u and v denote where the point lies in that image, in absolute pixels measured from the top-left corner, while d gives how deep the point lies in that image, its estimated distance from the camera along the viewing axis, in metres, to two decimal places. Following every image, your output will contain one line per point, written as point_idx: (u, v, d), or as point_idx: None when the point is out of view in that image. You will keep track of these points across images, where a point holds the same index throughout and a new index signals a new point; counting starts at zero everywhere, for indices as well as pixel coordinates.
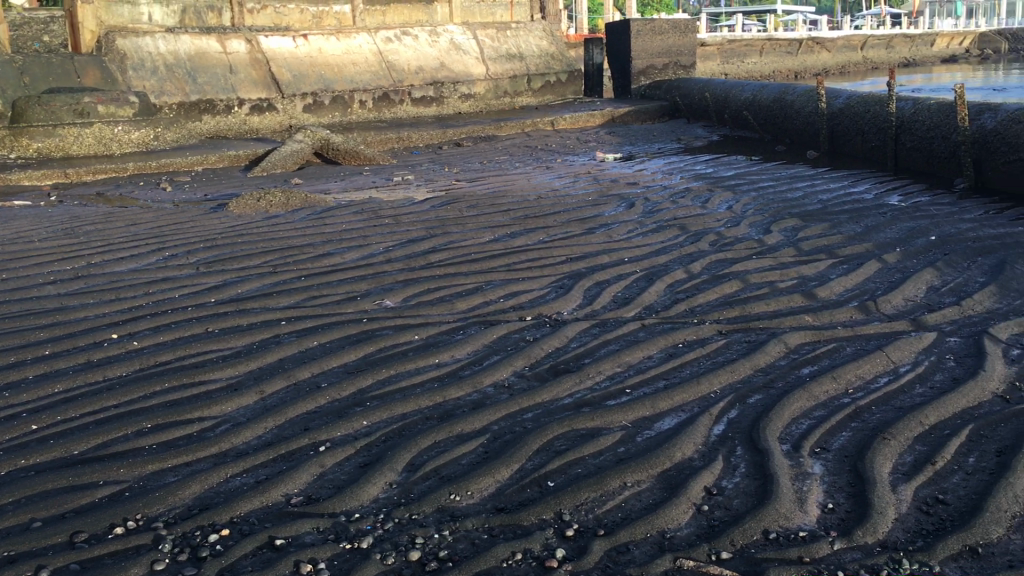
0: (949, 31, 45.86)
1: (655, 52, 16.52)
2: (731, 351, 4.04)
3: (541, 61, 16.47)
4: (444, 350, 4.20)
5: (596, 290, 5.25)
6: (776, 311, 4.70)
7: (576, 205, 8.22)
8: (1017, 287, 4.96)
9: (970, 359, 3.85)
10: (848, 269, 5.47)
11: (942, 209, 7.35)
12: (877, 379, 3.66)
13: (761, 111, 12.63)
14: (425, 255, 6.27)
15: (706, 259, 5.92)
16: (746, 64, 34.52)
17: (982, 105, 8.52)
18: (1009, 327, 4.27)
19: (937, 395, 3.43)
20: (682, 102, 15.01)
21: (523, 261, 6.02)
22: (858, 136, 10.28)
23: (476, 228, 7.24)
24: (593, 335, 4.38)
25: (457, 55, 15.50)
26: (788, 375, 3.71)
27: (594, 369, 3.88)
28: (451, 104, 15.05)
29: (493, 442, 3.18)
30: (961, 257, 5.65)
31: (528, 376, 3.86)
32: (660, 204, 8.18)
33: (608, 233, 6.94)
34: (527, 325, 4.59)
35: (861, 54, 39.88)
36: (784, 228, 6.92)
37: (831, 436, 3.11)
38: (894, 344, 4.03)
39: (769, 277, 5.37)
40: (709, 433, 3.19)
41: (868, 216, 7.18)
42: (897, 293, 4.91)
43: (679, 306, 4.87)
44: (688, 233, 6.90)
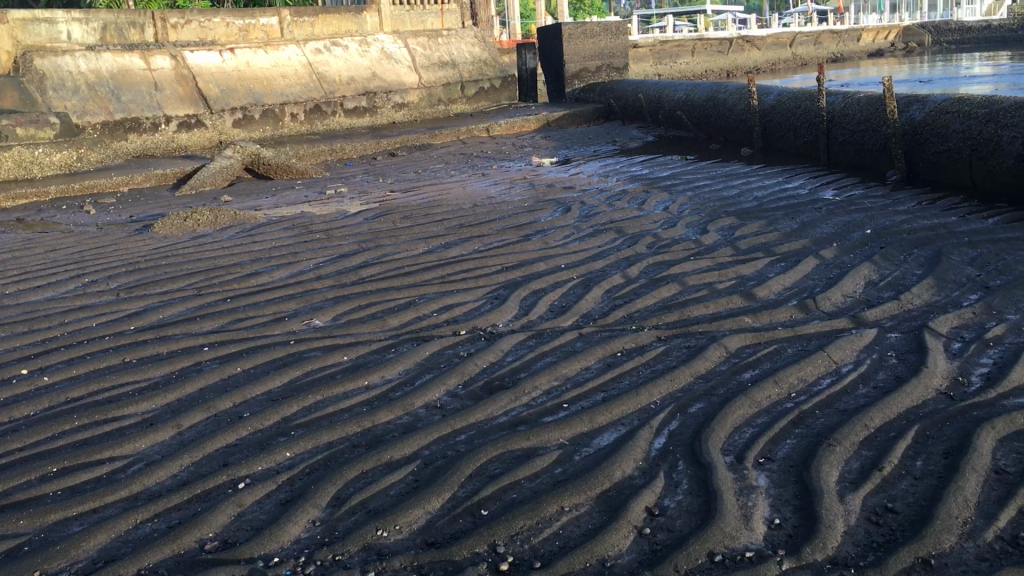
0: (874, 25, 46.92)
1: (587, 55, 16.50)
2: (671, 358, 3.92)
3: (473, 68, 16.33)
4: (374, 371, 4.00)
5: (533, 299, 5.10)
6: (716, 313, 4.59)
7: (512, 212, 8.07)
8: (954, 278, 4.93)
9: (911, 355, 3.78)
10: (787, 267, 5.41)
11: (875, 202, 7.37)
12: (820, 381, 3.56)
13: (694, 110, 12.66)
14: (357, 271, 6.05)
15: (644, 262, 5.81)
16: (678, 65, 34.86)
17: (909, 96, 8.60)
18: (948, 320, 4.22)
19: (881, 395, 3.34)
20: (616, 104, 15.00)
21: (459, 272, 5.84)
22: (791, 132, 10.32)
23: (411, 240, 7.05)
24: (530, 347, 4.22)
25: (388, 64, 15.27)
26: (729, 382, 3.59)
27: (531, 384, 3.71)
28: (385, 114, 14.83)
29: (424, 468, 3.00)
30: (897, 250, 5.62)
31: (462, 395, 3.68)
32: (597, 207, 8.07)
33: (545, 240, 6.80)
34: (461, 339, 4.42)
35: (790, 51, 40.56)
36: (721, 228, 6.85)
37: (775, 445, 2.99)
38: (835, 343, 3.94)
39: (707, 279, 5.27)
40: (649, 447, 3.05)
41: (804, 212, 7.16)
42: (836, 289, 4.84)
43: (617, 312, 4.73)
44: (626, 236, 6.78)
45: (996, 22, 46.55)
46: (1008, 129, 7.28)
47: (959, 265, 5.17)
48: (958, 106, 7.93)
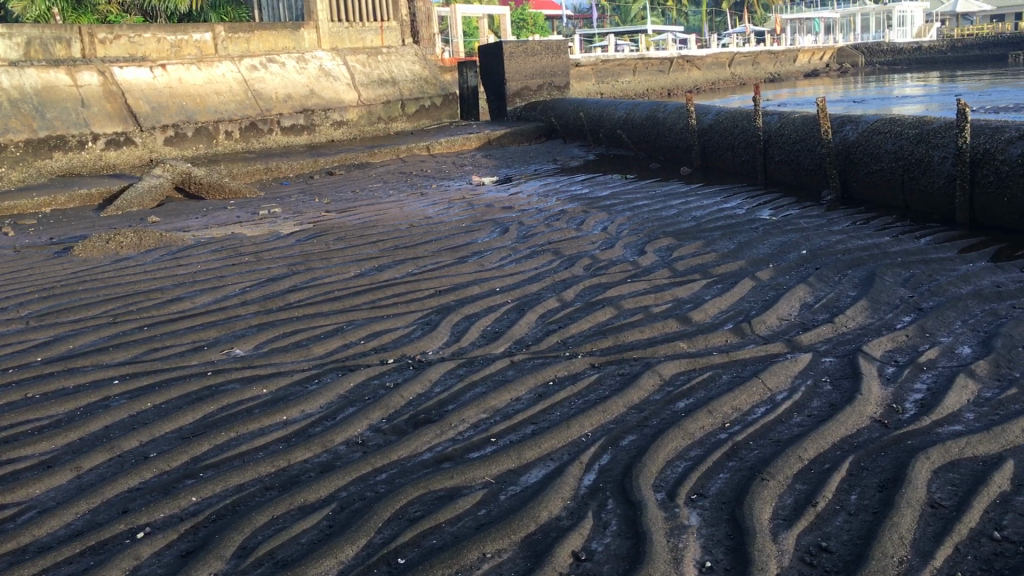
0: (810, 45, 47.96)
1: (528, 73, 16.47)
2: (603, 387, 3.79)
3: (414, 85, 16.19)
4: (294, 405, 3.81)
5: (465, 325, 4.95)
6: (650, 339, 4.49)
7: (448, 232, 7.93)
8: (888, 300, 4.91)
9: (846, 381, 3.71)
10: (722, 289, 5.35)
11: (811, 222, 7.38)
12: (754, 410, 3.46)
13: (634, 129, 12.69)
14: (284, 295, 5.85)
15: (580, 284, 5.71)
16: (620, 84, 35.18)
17: (843, 117, 8.67)
18: (882, 344, 4.17)
19: (816, 425, 3.24)
20: (558, 123, 14.98)
21: (389, 297, 5.67)
22: (728, 151, 10.36)
23: (342, 263, 6.85)
24: (459, 376, 4.07)
25: (327, 81, 15.04)
26: (663, 412, 3.48)
27: (457, 417, 3.56)
28: (323, 132, 14.59)
29: (339, 513, 2.85)
30: (832, 271, 5.60)
31: (385, 430, 3.51)
32: (535, 228, 7.96)
33: (480, 262, 6.66)
34: (388, 369, 4.24)
35: (729, 71, 41.26)
36: (659, 249, 6.78)
37: (707, 480, 2.88)
38: (770, 369, 3.86)
39: (643, 302, 5.18)
40: (578, 484, 2.92)
41: (740, 232, 7.13)
42: (771, 312, 4.78)
43: (550, 338, 4.61)
44: (563, 257, 6.67)
45: (926, 44, 47.95)
46: (938, 149, 7.36)
47: (892, 286, 5.16)
48: (890, 126, 8.01)
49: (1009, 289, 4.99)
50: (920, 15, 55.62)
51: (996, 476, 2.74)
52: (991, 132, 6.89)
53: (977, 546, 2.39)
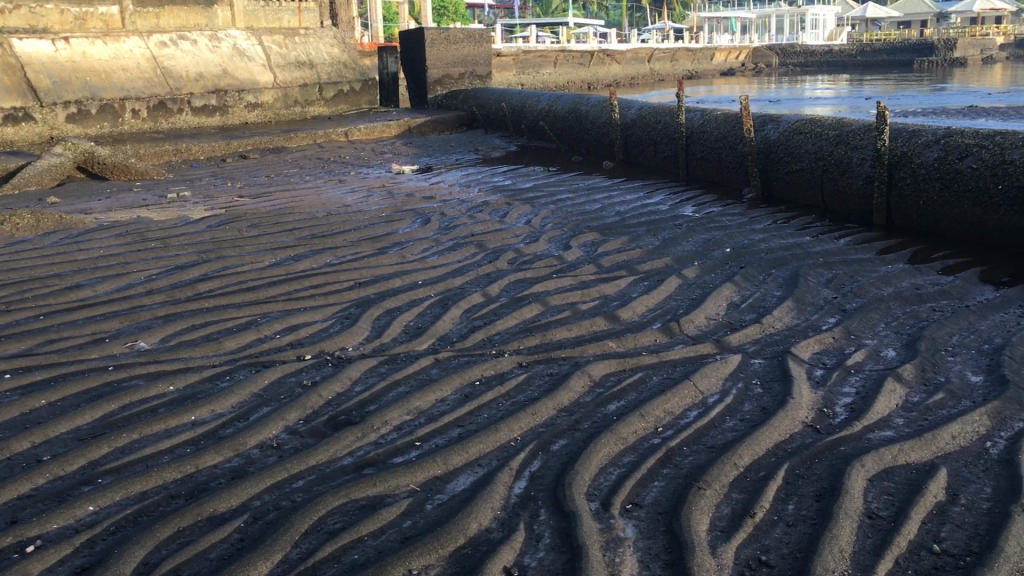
0: (726, 45, 48.75)
1: (450, 61, 16.25)
2: (532, 388, 3.67)
3: (332, 69, 15.82)
4: (203, 404, 3.57)
5: (386, 320, 4.76)
6: (578, 337, 4.39)
7: (368, 221, 7.70)
8: (812, 300, 4.92)
9: (776, 384, 3.66)
10: (649, 286, 5.29)
11: (733, 219, 7.41)
12: (686, 414, 3.38)
13: (556, 121, 12.63)
14: (193, 284, 5.55)
15: (504, 279, 5.58)
16: (540, 76, 35.09)
17: (764, 116, 8.75)
18: (810, 346, 4.15)
19: (749, 430, 3.18)
20: (479, 112, 14.83)
21: (306, 288, 5.43)
22: (650, 146, 10.37)
23: (256, 251, 6.57)
24: (381, 375, 3.88)
25: (242, 61, 14.51)
26: (594, 415, 3.37)
27: (380, 419, 3.38)
28: (237, 114, 14.13)
29: (253, 524, 2.66)
30: (756, 270, 5.60)
31: (303, 432, 3.31)
32: (457, 219, 7.79)
33: (401, 253, 6.46)
34: (305, 366, 4.03)
35: (648, 66, 41.69)
36: (583, 244, 6.70)
37: (642, 489, 2.78)
38: (701, 371, 3.79)
39: (569, 299, 5.08)
40: (509, 493, 2.78)
41: (664, 228, 7.10)
42: (699, 311, 4.73)
43: (476, 335, 4.46)
44: (486, 250, 6.53)
45: (836, 47, 49.32)
46: (857, 151, 7.46)
47: (815, 287, 5.17)
48: (811, 127, 8.10)
49: (929, 291, 5.04)
50: (831, 18, 57.11)
51: (931, 485, 2.72)
52: (908, 135, 6.99)
53: (917, 560, 2.34)
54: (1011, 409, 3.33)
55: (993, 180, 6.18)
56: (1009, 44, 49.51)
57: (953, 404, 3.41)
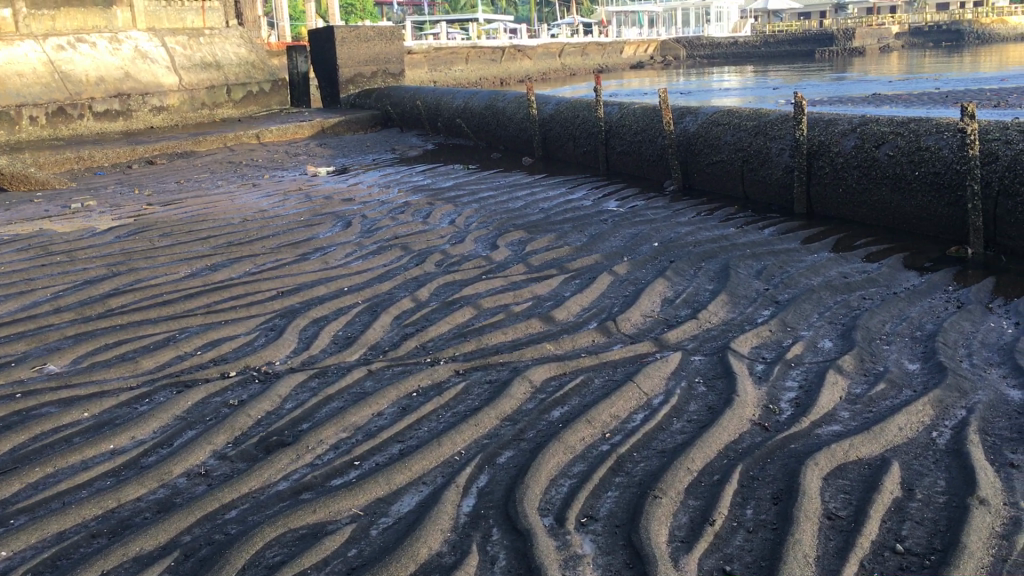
0: (635, 39, 49.20)
1: (362, 60, 15.95)
2: (472, 398, 3.53)
3: (240, 70, 15.39)
4: (121, 431, 3.33)
5: (313, 330, 4.57)
6: (514, 341, 4.27)
7: (286, 227, 7.44)
8: (745, 293, 4.90)
9: (719, 381, 3.61)
10: (581, 285, 5.20)
11: (658, 213, 7.39)
12: (633, 417, 3.29)
13: (473, 118, 12.51)
14: (104, 300, 5.24)
15: (433, 282, 5.42)
16: (452, 73, 34.80)
17: (683, 108, 8.77)
18: (748, 340, 4.12)
19: (698, 432, 3.11)
20: (393, 111, 14.61)
21: (226, 300, 5.19)
22: (570, 141, 10.33)
23: (169, 262, 6.27)
24: (312, 391, 3.69)
25: (144, 63, 13.95)
26: (539, 423, 3.26)
27: (315, 438, 3.20)
28: (141, 118, 13.60)
29: (185, 561, 2.47)
30: (687, 264, 5.57)
31: (232, 456, 3.11)
32: (379, 221, 7.60)
33: (324, 259, 6.25)
34: (230, 384, 3.82)
35: (559, 62, 41.81)
36: (510, 243, 6.58)
37: (596, 500, 2.68)
38: (643, 372, 3.71)
39: (502, 301, 4.96)
40: (458, 512, 2.65)
41: (590, 224, 7.03)
42: (634, 309, 4.67)
43: (409, 343, 4.31)
44: (412, 253, 6.37)
45: (741, 39, 50.36)
46: (776, 141, 7.53)
47: (747, 279, 5.16)
48: (729, 118, 8.15)
49: (857, 280, 5.08)
50: (735, 11, 58.25)
51: (886, 481, 2.69)
52: (825, 124, 7.07)
53: (883, 561, 2.31)
54: (952, 398, 3.34)
55: (910, 166, 6.27)
56: (904, 33, 51.23)
57: (895, 394, 3.41)
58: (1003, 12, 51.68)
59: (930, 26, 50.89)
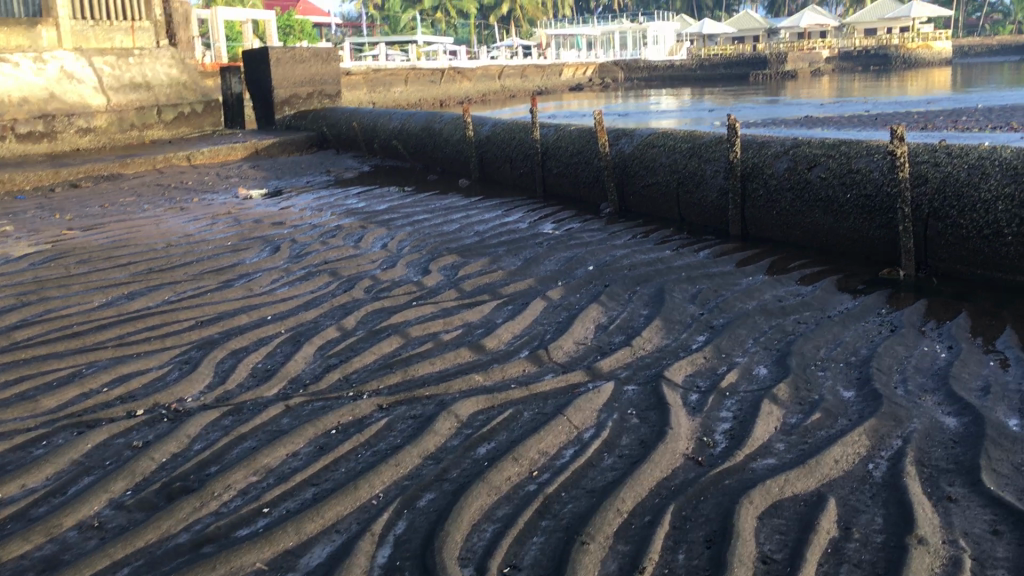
0: (574, 61, 49.52)
1: (297, 81, 15.69)
2: (394, 435, 3.34)
3: (172, 90, 15.02)
4: (10, 479, 3.07)
5: (230, 363, 4.33)
6: (442, 372, 4.10)
7: (211, 252, 7.17)
8: (680, 318, 4.80)
9: (652, 413, 3.48)
10: (513, 311, 5.06)
11: (594, 235, 7.30)
12: (562, 453, 3.14)
13: (410, 140, 12.35)
14: (9, 333, 4.94)
15: (361, 310, 5.23)
16: (392, 94, 34.55)
17: (618, 130, 8.72)
18: (682, 368, 4.01)
19: (629, 468, 2.97)
20: (329, 132, 14.38)
21: (140, 330, 4.92)
22: (506, 163, 10.23)
23: (84, 290, 5.97)
24: (224, 429, 3.47)
25: (70, 84, 13.38)
26: (463, 461, 3.09)
27: (222, 483, 2.99)
28: (66, 139, 13.29)
29: None
30: (621, 288, 5.47)
31: (129, 505, 2.88)
32: (309, 245, 7.37)
33: (249, 286, 6.00)
34: (136, 423, 3.57)
35: (498, 83, 41.83)
36: (443, 267, 6.42)
37: (520, 546, 2.52)
38: (574, 404, 3.56)
39: (431, 329, 4.78)
40: (371, 565, 2.47)
41: (525, 248, 6.91)
42: (567, 336, 4.53)
43: (331, 375, 4.10)
44: (341, 278, 6.16)
45: (678, 62, 51.18)
46: (710, 163, 7.50)
47: (681, 303, 5.07)
48: (664, 140, 8.12)
49: (792, 303, 5.02)
50: (672, 34, 59.13)
51: (822, 520, 2.59)
52: (758, 146, 7.06)
53: None
54: (887, 427, 3.26)
55: (841, 189, 6.27)
56: (835, 57, 52.40)
57: (830, 424, 3.31)
58: (928, 37, 53.10)
59: (859, 50, 52.28)
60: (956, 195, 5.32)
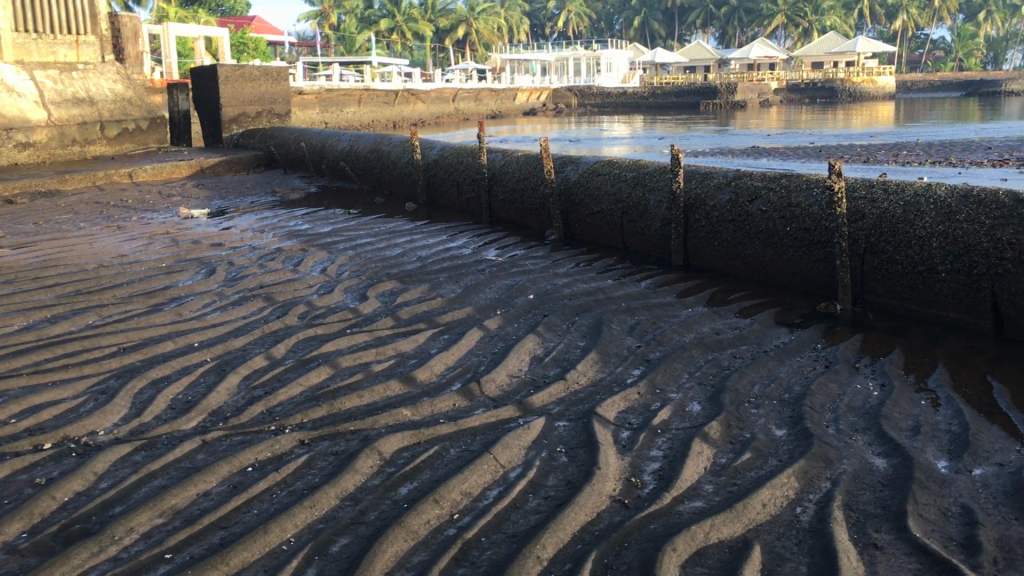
0: (528, 86, 49.77)
1: (246, 99, 15.46)
2: (313, 473, 3.21)
3: (116, 106, 14.70)
4: None
5: (149, 393, 4.16)
6: (369, 406, 3.97)
7: (143, 274, 6.96)
8: (617, 350, 4.74)
9: (581, 450, 3.40)
10: (449, 341, 4.95)
11: (537, 263, 7.23)
12: (486, 494, 3.04)
13: (357, 161, 12.22)
14: None
15: (293, 338, 5.08)
16: (344, 114, 34.33)
17: (565, 157, 8.69)
18: (615, 403, 3.93)
19: (554, 511, 2.89)
20: (276, 152, 14.19)
21: (58, 357, 4.72)
22: (453, 187, 10.14)
23: (5, 313, 5.73)
24: (134, 466, 3.31)
25: (10, 97, 12.94)
26: (383, 503, 2.97)
27: (126, 525, 2.84)
28: (5, 154, 12.69)
29: None
30: (560, 319, 5.40)
31: (22, 550, 2.72)
32: (246, 269, 7.19)
33: (179, 310, 5.82)
34: (41, 459, 3.39)
35: (452, 106, 41.83)
36: (381, 294, 6.30)
37: None
38: (502, 441, 3.46)
39: (362, 359, 4.64)
40: None
41: (466, 275, 6.82)
42: (501, 369, 4.44)
43: (254, 408, 3.95)
44: (275, 304, 6.00)
45: (631, 90, 51.72)
46: (654, 192, 7.48)
47: (619, 335, 5.01)
48: (609, 168, 8.10)
49: (729, 336, 4.99)
50: (625, 61, 59.81)
51: (747, 570, 2.55)
52: (702, 176, 7.06)
53: None
54: (817, 468, 3.22)
55: (782, 222, 6.28)
56: (784, 88, 53.30)
57: (760, 464, 3.26)
58: (873, 72, 54.31)
59: (808, 82, 53.23)
60: (892, 231, 5.34)
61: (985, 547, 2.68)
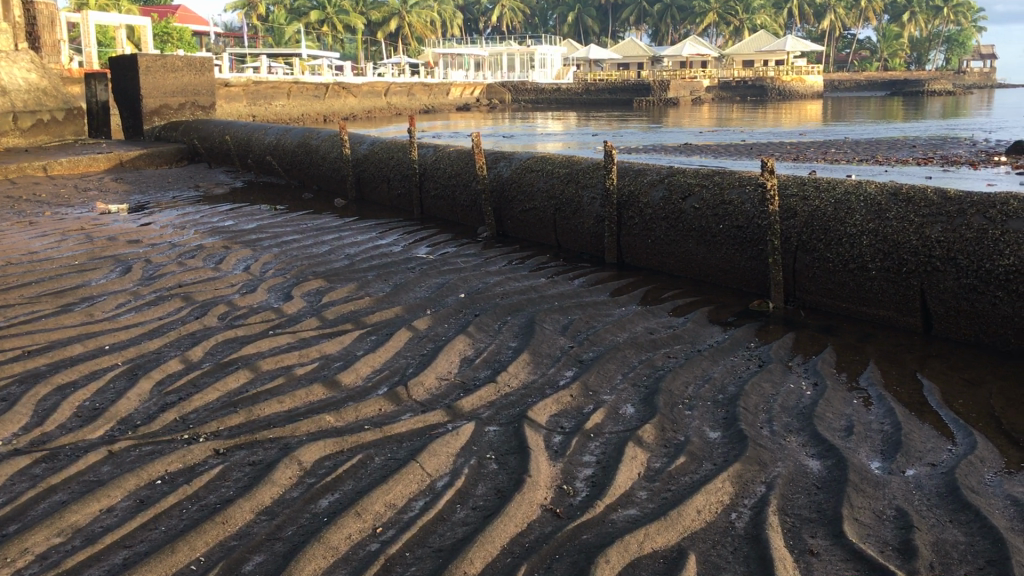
0: (461, 82, 49.59)
1: (168, 90, 14.98)
2: (227, 485, 3.02)
3: (29, 96, 14.04)
4: None
5: (53, 400, 3.91)
6: (290, 412, 3.78)
7: (54, 272, 6.62)
8: (548, 351, 4.63)
9: (511, 457, 3.27)
10: (376, 342, 4.78)
11: (468, 261, 7.09)
12: (411, 505, 2.90)
13: (284, 155, 11.91)
14: None
15: (211, 339, 4.85)
16: (273, 107, 33.69)
17: (497, 153, 8.54)
18: (547, 407, 3.81)
19: (482, 522, 2.76)
20: (201, 145, 13.77)
21: None
22: (383, 183, 9.93)
23: None
24: (32, 480, 3.07)
25: None
26: (302, 516, 2.80)
27: (19, 546, 2.62)
28: None
29: None
30: (491, 318, 5.26)
31: None
32: (164, 266, 6.90)
33: (90, 310, 5.53)
34: None
35: (384, 100, 41.42)
36: (307, 293, 6.09)
37: None
38: (429, 448, 3.31)
39: (284, 362, 4.44)
40: None
41: (395, 273, 6.63)
42: (429, 371, 4.29)
43: (167, 415, 3.73)
44: (194, 303, 5.75)
45: (564, 87, 51.88)
46: (587, 189, 7.37)
47: (552, 335, 4.90)
48: (542, 164, 7.97)
49: (663, 336, 4.92)
50: (558, 57, 60.02)
51: None
52: (635, 174, 6.98)
53: None
54: (752, 471, 3.15)
55: (714, 219, 6.24)
56: (714, 86, 54.00)
57: (694, 469, 3.18)
58: (801, 71, 55.43)
59: (738, 81, 53.97)
60: (823, 229, 5.34)
61: (921, 552, 2.64)
